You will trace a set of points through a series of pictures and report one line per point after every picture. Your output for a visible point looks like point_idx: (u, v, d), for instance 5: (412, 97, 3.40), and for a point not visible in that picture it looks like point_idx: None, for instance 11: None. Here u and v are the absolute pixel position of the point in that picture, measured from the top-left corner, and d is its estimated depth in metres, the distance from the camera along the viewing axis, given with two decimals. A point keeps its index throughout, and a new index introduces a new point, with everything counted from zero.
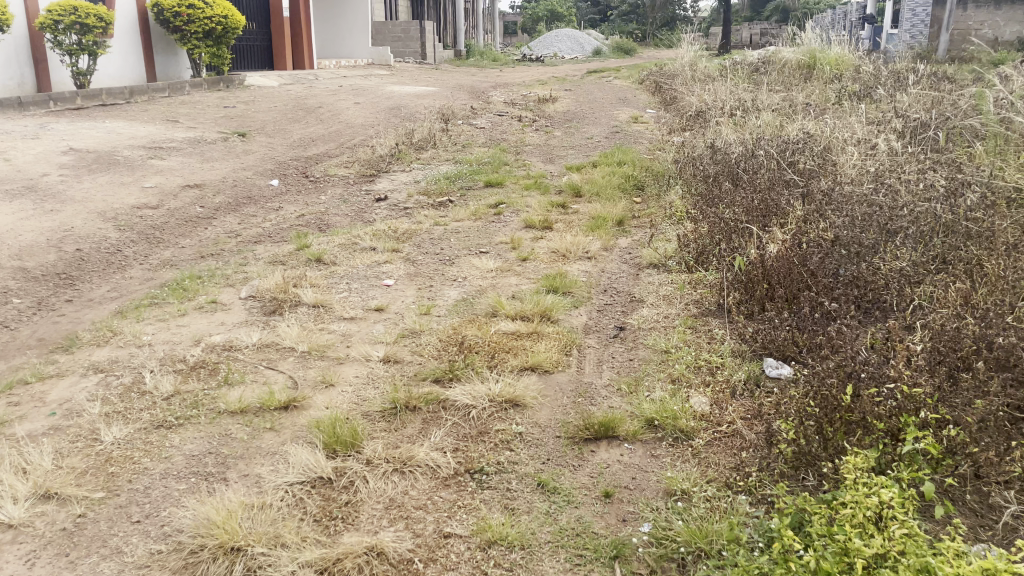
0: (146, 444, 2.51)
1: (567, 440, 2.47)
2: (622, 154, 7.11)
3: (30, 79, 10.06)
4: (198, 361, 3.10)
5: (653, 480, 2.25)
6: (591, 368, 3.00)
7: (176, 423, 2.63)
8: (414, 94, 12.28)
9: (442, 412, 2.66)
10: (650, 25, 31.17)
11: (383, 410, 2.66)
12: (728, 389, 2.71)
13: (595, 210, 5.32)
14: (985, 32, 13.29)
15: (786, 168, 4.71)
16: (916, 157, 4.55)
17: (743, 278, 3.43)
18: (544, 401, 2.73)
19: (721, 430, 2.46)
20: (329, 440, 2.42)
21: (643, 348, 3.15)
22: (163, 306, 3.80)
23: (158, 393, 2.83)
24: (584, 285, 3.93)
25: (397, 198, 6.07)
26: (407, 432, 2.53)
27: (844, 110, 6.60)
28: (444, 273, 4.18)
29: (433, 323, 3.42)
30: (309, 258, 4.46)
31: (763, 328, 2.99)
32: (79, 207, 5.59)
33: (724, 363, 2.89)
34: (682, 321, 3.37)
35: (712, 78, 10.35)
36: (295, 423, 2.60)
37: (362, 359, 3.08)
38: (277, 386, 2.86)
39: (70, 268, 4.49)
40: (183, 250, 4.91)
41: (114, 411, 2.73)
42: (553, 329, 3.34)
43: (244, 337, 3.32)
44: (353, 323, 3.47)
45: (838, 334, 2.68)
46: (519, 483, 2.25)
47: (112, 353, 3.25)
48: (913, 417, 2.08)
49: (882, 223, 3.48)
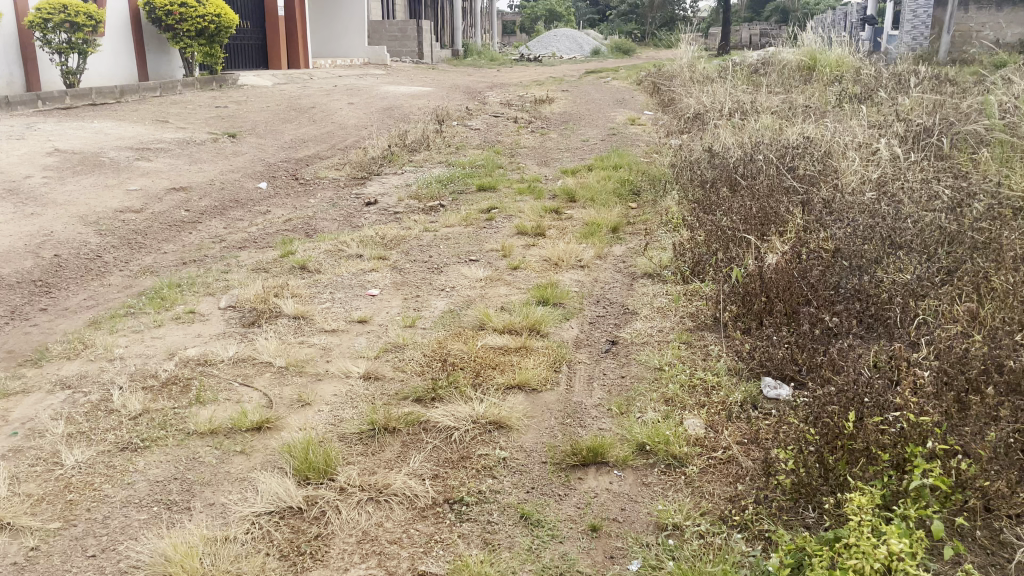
0: (108, 469, 2.37)
1: (553, 467, 2.34)
2: (618, 157, 6.98)
3: (18, 78, 9.91)
4: (170, 377, 2.96)
5: (643, 512, 2.11)
6: (581, 387, 2.87)
7: (142, 446, 2.49)
8: (409, 95, 12.13)
9: (422, 434, 2.52)
10: (650, 26, 31.02)
11: (360, 432, 2.53)
12: (723, 411, 2.58)
13: (589, 216, 5.18)
14: (987, 33, 13.25)
15: (785, 173, 4.59)
16: (919, 164, 4.42)
17: (740, 291, 3.30)
18: (530, 423, 2.59)
19: (716, 456, 2.33)
20: (300, 466, 2.28)
21: (635, 365, 3.02)
22: (138, 317, 3.66)
23: (125, 412, 2.69)
24: (576, 296, 3.80)
25: (387, 201, 5.94)
26: (384, 457, 2.40)
27: (846, 113, 6.48)
28: (432, 282, 4.05)
29: (417, 336, 3.28)
30: (293, 265, 4.33)
31: (760, 345, 2.86)
32: (61, 210, 5.44)
33: (721, 382, 2.76)
34: (677, 335, 3.24)
35: (711, 80, 10.23)
36: (267, 446, 2.46)
37: (342, 375, 2.95)
38: (250, 405, 2.72)
39: (47, 275, 4.35)
40: (165, 256, 4.77)
41: (77, 431, 2.59)
42: (542, 343, 3.20)
43: (219, 351, 3.18)
44: (334, 336, 3.34)
45: (839, 354, 2.55)
46: (500, 515, 2.11)
47: (82, 368, 3.10)
48: (921, 448, 1.95)
49: (885, 235, 3.36)
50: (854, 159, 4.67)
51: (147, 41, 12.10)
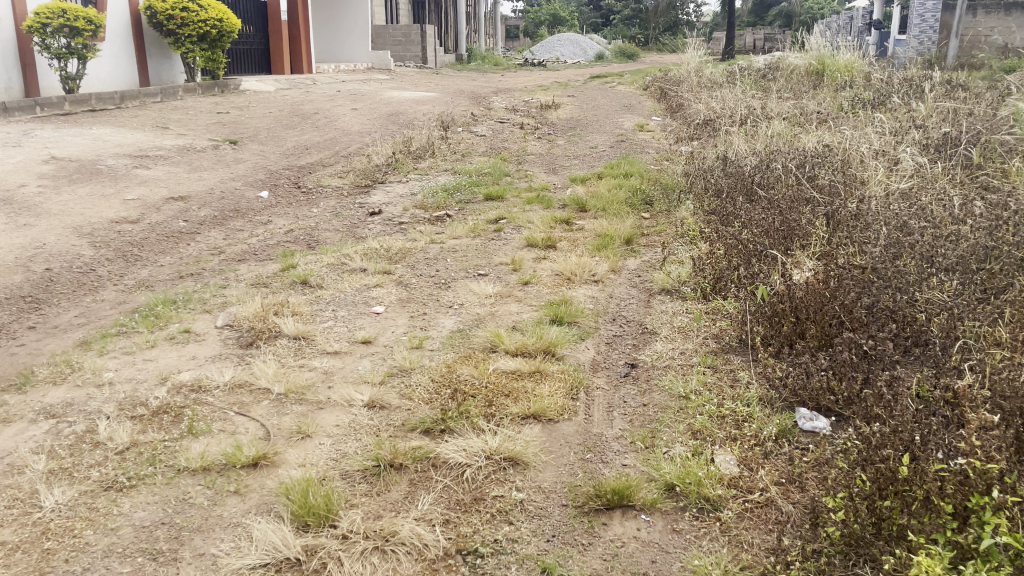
0: (90, 512, 2.18)
1: (575, 511, 2.15)
2: (628, 164, 6.80)
3: (17, 83, 9.74)
4: (161, 405, 2.77)
5: (677, 566, 1.93)
6: (601, 416, 2.68)
7: (129, 484, 2.30)
8: (414, 100, 11.95)
9: (431, 472, 2.33)
10: (653, 30, 30.70)
11: (364, 469, 2.34)
12: (757, 447, 2.38)
13: (601, 227, 5.00)
14: (996, 38, 13.03)
15: (806, 184, 4.40)
16: (946, 176, 4.23)
17: (767, 311, 3.10)
18: (547, 459, 2.40)
19: (752, 499, 2.14)
20: (300, 511, 2.09)
21: (658, 392, 2.81)
22: (130, 337, 3.48)
23: (112, 444, 2.51)
24: (591, 314, 3.60)
25: (392, 211, 5.75)
26: (391, 497, 2.21)
27: (861, 119, 6.30)
28: (440, 298, 3.86)
29: (424, 359, 3.10)
30: (294, 279, 4.14)
31: (794, 372, 2.66)
32: (55, 221, 5.27)
33: (752, 414, 2.55)
34: (701, 358, 3.04)
35: (719, 84, 10.06)
36: (263, 485, 2.27)
37: (345, 404, 2.75)
38: (245, 438, 2.53)
39: (37, 291, 4.16)
40: (161, 269, 4.60)
41: (60, 468, 2.40)
42: (558, 367, 3.01)
43: (215, 375, 3.00)
44: (336, 358, 3.15)
45: (884, 386, 2.35)
46: (519, 569, 1.92)
47: (68, 395, 2.91)
48: (990, 499, 1.75)
49: (924, 252, 3.16)
50: (877, 167, 4.47)
51: (148, 46, 11.96)
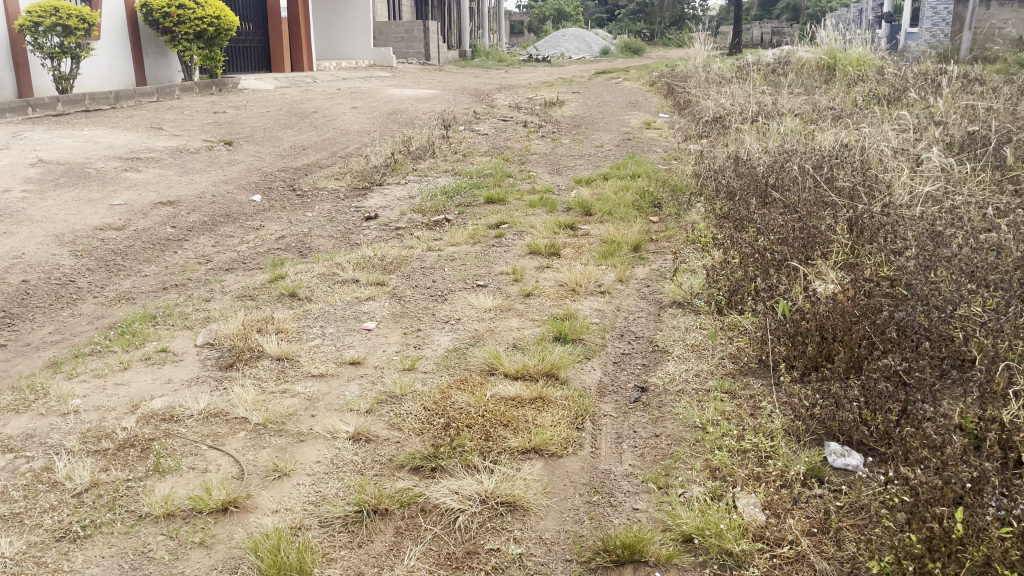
0: (37, 569, 1.95)
1: (581, 568, 1.91)
2: (635, 164, 6.54)
3: (8, 84, 9.54)
4: (127, 438, 2.53)
5: None
6: (609, 450, 2.43)
7: (83, 535, 2.06)
8: (415, 98, 11.67)
9: (419, 519, 2.09)
10: (659, 25, 30.38)
11: (346, 516, 2.10)
12: (783, 489, 2.13)
13: (607, 232, 4.75)
14: (1010, 30, 12.49)
15: (824, 185, 4.12)
16: (974, 179, 3.96)
17: (790, 329, 2.83)
18: (550, 502, 2.16)
19: (781, 555, 1.90)
20: (270, 570, 1.86)
21: (671, 421, 2.57)
22: (103, 357, 3.24)
23: (71, 484, 2.28)
24: (596, 330, 3.35)
25: (388, 215, 5.51)
26: (374, 550, 1.97)
27: (879, 115, 6.02)
28: (435, 312, 3.62)
29: (416, 383, 2.85)
30: (282, 291, 3.91)
31: (822, 402, 2.42)
32: (36, 228, 5.04)
33: (777, 449, 2.30)
34: (717, 383, 2.78)
35: (728, 80, 9.79)
36: (232, 536, 2.04)
37: (328, 436, 2.51)
38: (215, 477, 2.30)
39: (11, 305, 3.94)
40: (145, 280, 4.37)
41: (9, 513, 2.17)
42: (561, 393, 2.75)
43: (188, 403, 2.75)
44: (322, 382, 2.91)
45: (926, 422, 2.10)
46: None
47: (30, 425, 2.68)
48: None
49: (961, 263, 2.89)
50: (900, 169, 4.20)
51: (144, 44, 11.73)
